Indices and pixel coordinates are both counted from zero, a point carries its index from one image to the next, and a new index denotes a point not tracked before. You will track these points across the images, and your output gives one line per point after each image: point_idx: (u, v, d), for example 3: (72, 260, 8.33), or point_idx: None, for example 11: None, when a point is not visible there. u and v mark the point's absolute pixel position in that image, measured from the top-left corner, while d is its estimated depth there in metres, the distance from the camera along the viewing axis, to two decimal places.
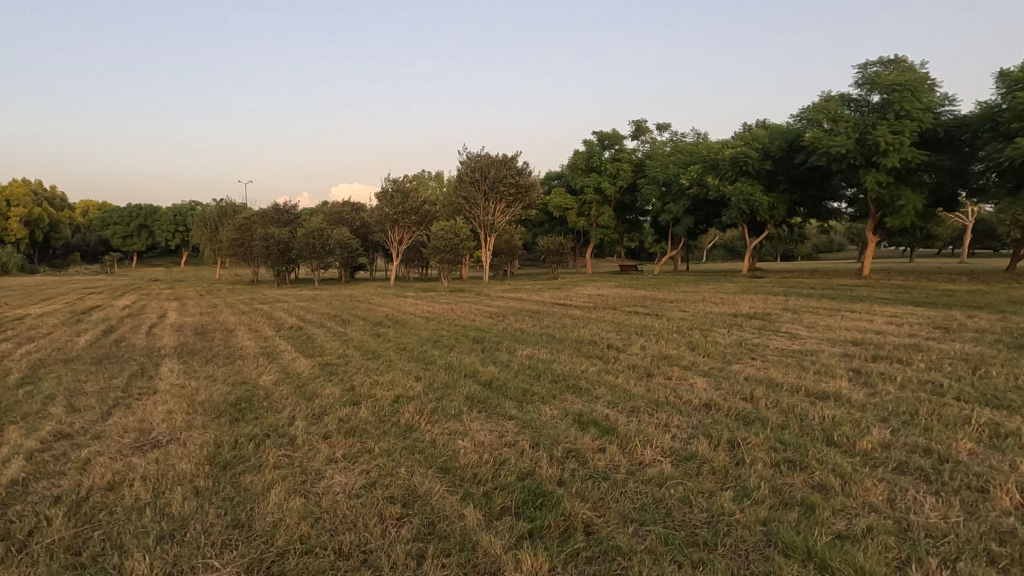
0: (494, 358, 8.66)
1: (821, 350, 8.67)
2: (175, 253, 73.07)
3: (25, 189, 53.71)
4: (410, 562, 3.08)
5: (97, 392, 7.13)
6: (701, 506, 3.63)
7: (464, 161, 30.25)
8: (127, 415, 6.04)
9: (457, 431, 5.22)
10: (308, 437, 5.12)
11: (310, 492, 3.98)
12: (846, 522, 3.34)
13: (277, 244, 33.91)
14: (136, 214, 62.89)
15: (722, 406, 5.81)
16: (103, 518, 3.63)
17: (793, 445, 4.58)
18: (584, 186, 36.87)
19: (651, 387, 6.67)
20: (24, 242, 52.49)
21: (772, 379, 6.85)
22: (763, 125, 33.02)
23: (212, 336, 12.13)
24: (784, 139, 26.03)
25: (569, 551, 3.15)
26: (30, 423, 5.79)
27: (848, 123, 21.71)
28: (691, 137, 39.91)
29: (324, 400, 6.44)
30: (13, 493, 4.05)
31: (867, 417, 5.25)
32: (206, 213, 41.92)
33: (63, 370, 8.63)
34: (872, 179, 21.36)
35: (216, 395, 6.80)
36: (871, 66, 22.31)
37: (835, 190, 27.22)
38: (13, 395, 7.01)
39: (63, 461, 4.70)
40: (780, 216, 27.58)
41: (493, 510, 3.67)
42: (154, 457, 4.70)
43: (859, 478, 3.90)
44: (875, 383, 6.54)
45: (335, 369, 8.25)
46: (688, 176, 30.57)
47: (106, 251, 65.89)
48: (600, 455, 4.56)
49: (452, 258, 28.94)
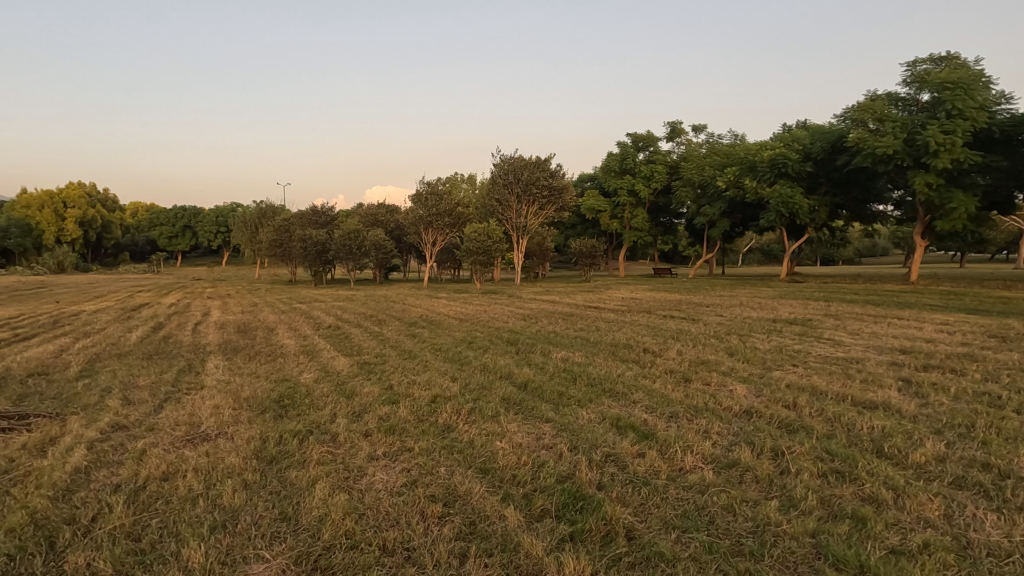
0: (528, 360, 8.68)
1: (867, 358, 8.37)
2: (217, 253, 75.52)
3: (80, 192, 56.48)
4: (452, 562, 3.11)
5: (149, 386, 7.47)
6: (745, 515, 3.56)
7: (498, 163, 30.36)
8: (177, 409, 6.31)
9: (495, 433, 5.25)
10: (349, 435, 5.22)
11: (353, 490, 4.05)
12: (901, 537, 3.23)
13: (314, 245, 34.80)
14: (181, 214, 65.66)
15: (764, 413, 5.69)
16: (159, 507, 3.80)
17: (841, 456, 4.44)
18: (617, 187, 36.57)
19: (690, 393, 6.55)
20: (78, 243, 55.35)
21: (815, 387, 6.66)
22: (804, 125, 32.27)
23: (253, 335, 12.48)
24: (826, 139, 25.39)
25: (611, 556, 3.14)
26: (89, 414, 6.10)
27: (895, 123, 20.90)
28: (728, 138, 39.16)
29: (363, 399, 6.53)
30: (77, 480, 4.28)
31: (920, 429, 5.06)
32: (247, 215, 43.20)
33: (117, 364, 9.06)
34: (920, 180, 20.52)
35: (259, 391, 7.01)
36: (921, 64, 21.54)
37: (881, 192, 26.22)
38: (71, 387, 7.38)
39: (120, 451, 4.93)
40: (821, 219, 26.72)
41: (533, 512, 3.69)
42: (204, 450, 4.88)
43: (913, 491, 3.76)
44: (927, 394, 6.29)
45: (373, 368, 8.37)
46: (725, 177, 29.81)
47: (153, 250, 68.42)
48: (639, 460, 4.53)
49: (485, 259, 29.06)
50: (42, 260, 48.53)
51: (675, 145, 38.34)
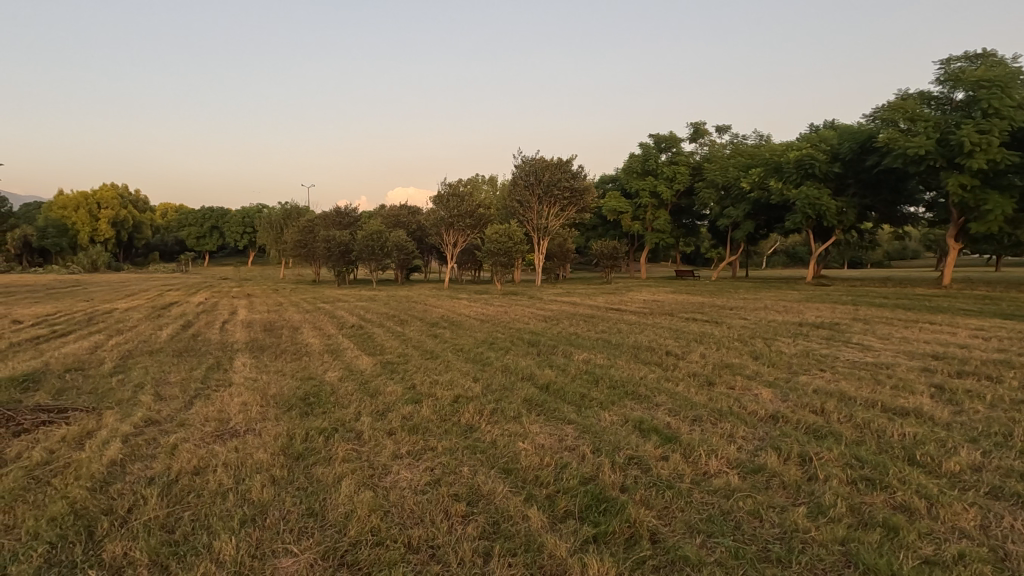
0: (550, 362, 8.66)
1: (898, 363, 8.16)
2: (243, 253, 77.13)
3: (113, 193, 58.20)
4: (477, 560, 3.14)
5: (179, 382, 7.67)
6: (772, 521, 3.52)
7: (519, 164, 30.47)
8: (207, 405, 6.46)
9: (518, 434, 5.26)
10: (374, 433, 5.31)
11: (378, 486, 4.11)
12: (934, 547, 3.16)
13: (337, 246, 35.30)
14: (209, 215, 67.23)
15: (790, 418, 5.59)
16: (192, 500, 3.90)
17: (871, 463, 4.35)
18: (639, 189, 36.32)
19: (714, 396, 6.49)
20: (111, 243, 57.13)
21: (844, 393, 6.51)
22: (832, 125, 31.64)
23: (279, 333, 12.68)
24: (855, 139, 24.84)
25: (635, 558, 3.13)
26: (123, 408, 6.30)
27: (927, 123, 20.35)
28: (752, 139, 38.59)
29: (386, 399, 6.59)
30: (113, 472, 4.42)
31: (953, 437, 4.92)
32: (272, 216, 43.96)
33: (149, 361, 9.32)
34: (954, 181, 19.94)
35: (285, 389, 7.15)
36: (955, 61, 20.96)
37: (912, 193, 25.55)
38: (106, 383, 7.64)
39: (154, 445, 5.08)
40: (850, 221, 26.11)
41: (557, 513, 3.69)
42: (234, 446, 4.99)
43: (947, 501, 3.66)
44: (962, 401, 6.11)
45: (396, 368, 8.46)
46: (749, 179, 29.34)
47: (181, 251, 70.11)
48: (662, 463, 4.49)
49: (506, 261, 29.13)
50: (77, 260, 50.21)
51: (698, 146, 37.99)
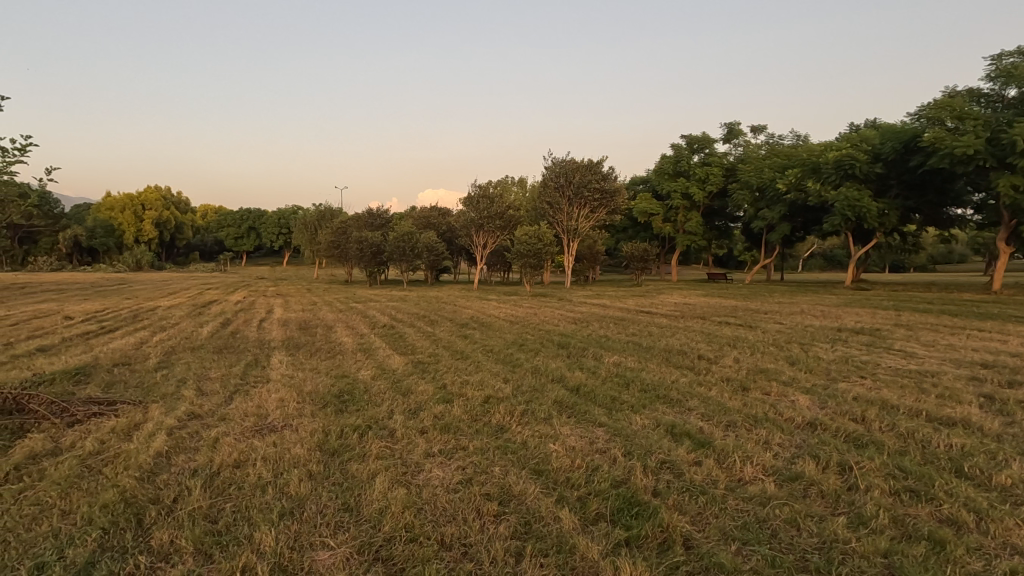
0: (580, 364, 8.63)
1: (944, 371, 7.84)
2: (279, 254, 79.03)
3: (157, 195, 60.62)
4: (508, 560, 3.16)
5: (219, 377, 7.96)
6: (811, 530, 3.44)
7: (549, 165, 30.56)
8: (246, 400, 6.68)
9: (548, 435, 5.28)
10: (406, 431, 5.39)
11: (411, 484, 4.18)
12: (983, 562, 3.04)
13: (369, 246, 35.90)
14: (247, 217, 69.23)
15: (829, 426, 5.43)
16: (233, 492, 4.04)
17: (915, 474, 4.19)
18: (670, 190, 35.87)
19: (749, 402, 6.35)
20: (154, 242, 59.54)
21: (886, 400, 6.30)
22: (873, 125, 30.70)
23: (314, 332, 13.00)
24: (898, 139, 23.93)
25: (668, 564, 3.09)
26: (168, 402, 6.56)
27: (976, 122, 19.50)
28: (790, 139, 37.67)
29: (418, 398, 6.68)
30: (159, 463, 4.61)
31: (1004, 449, 4.70)
32: (307, 217, 44.99)
33: (190, 357, 9.67)
34: (1004, 182, 19.04)
35: (319, 386, 7.30)
36: (1007, 57, 20.09)
37: (958, 194, 24.50)
38: (151, 377, 7.96)
39: (196, 438, 5.27)
40: (892, 223, 25.21)
41: (588, 515, 3.68)
42: (272, 440, 5.14)
43: (998, 515, 3.51)
44: (1013, 412, 5.83)
45: (427, 367, 8.56)
46: (786, 180, 28.60)
47: (220, 250, 72.39)
48: (696, 468, 4.43)
49: (535, 262, 29.07)
50: (123, 259, 52.44)
51: (732, 147, 37.36)
